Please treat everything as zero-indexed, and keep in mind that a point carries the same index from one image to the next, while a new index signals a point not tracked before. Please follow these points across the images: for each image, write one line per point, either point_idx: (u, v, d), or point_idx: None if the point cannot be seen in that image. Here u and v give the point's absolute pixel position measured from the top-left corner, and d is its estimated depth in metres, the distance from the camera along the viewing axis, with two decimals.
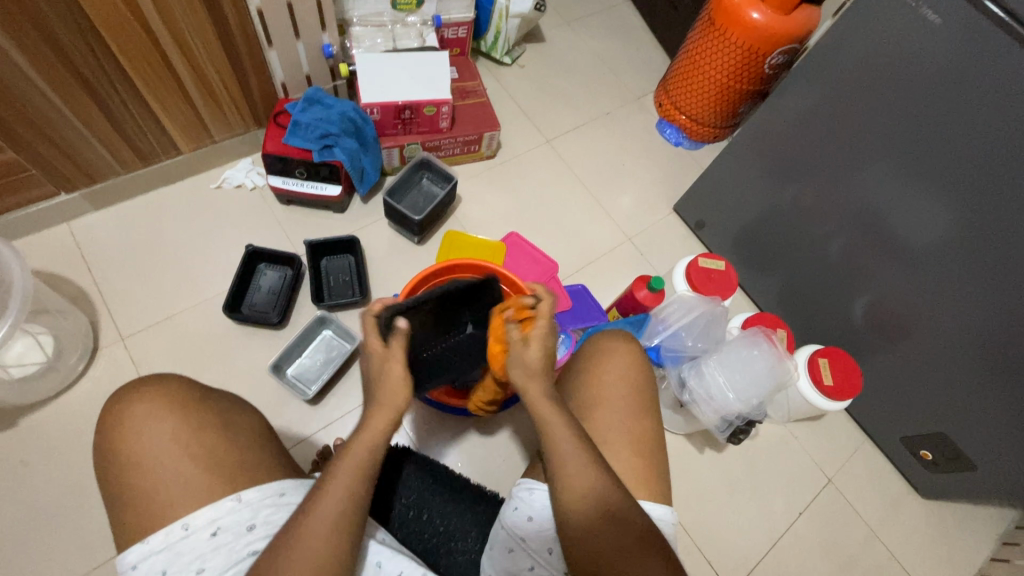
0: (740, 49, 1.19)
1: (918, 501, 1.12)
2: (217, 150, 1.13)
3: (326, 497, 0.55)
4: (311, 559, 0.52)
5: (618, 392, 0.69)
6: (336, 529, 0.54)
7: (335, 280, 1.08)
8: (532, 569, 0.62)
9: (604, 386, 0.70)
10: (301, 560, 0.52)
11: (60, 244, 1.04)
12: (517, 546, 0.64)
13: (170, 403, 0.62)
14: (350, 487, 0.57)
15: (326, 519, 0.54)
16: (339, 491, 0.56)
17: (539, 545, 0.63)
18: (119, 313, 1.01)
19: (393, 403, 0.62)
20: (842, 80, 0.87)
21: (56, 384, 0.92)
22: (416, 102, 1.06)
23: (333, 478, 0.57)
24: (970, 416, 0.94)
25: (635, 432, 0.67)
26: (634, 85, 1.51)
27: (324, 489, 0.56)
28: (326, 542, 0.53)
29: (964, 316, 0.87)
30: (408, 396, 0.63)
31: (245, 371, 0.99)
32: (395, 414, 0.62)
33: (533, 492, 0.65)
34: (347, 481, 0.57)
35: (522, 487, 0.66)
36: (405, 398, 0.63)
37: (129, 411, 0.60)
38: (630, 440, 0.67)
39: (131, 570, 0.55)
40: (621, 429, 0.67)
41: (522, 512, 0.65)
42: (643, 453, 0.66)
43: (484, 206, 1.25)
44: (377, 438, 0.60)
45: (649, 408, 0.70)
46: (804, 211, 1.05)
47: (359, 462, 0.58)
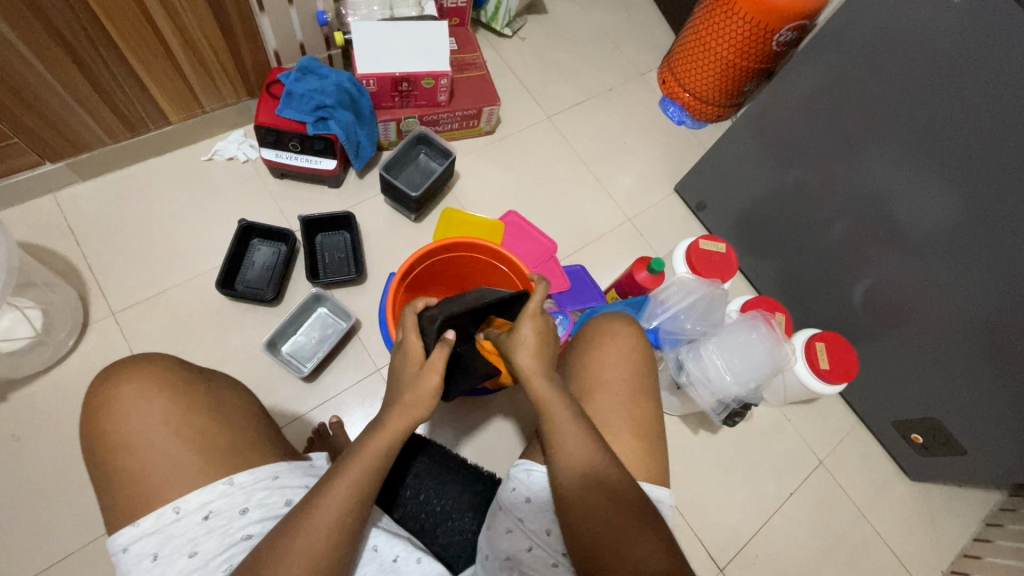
0: (748, 25, 1.15)
1: (906, 482, 1.14)
2: (207, 121, 1.10)
3: (337, 489, 0.55)
4: (312, 549, 0.52)
5: (617, 374, 0.69)
6: (338, 519, 0.54)
7: (330, 257, 1.06)
8: (529, 551, 0.63)
9: (604, 369, 0.69)
10: (302, 550, 0.51)
11: (46, 216, 1.02)
12: (514, 527, 0.64)
13: (160, 384, 0.60)
14: (362, 482, 0.56)
15: (333, 511, 0.54)
16: (349, 486, 0.56)
17: (537, 527, 0.63)
18: (109, 287, 0.99)
19: (416, 410, 0.62)
20: (855, 60, 0.84)
21: (46, 358, 0.91)
22: (414, 74, 1.03)
23: (345, 471, 0.56)
24: (963, 402, 0.94)
25: (635, 416, 0.67)
26: (637, 60, 1.47)
27: (332, 482, 0.56)
28: (331, 532, 0.53)
29: (963, 303, 0.87)
30: (434, 404, 0.63)
31: (239, 348, 0.98)
32: (415, 418, 0.62)
33: (530, 473, 0.65)
34: (357, 475, 0.56)
35: (520, 469, 0.67)
36: (427, 409, 0.63)
37: (119, 391, 0.59)
38: (630, 423, 0.66)
39: (122, 552, 0.54)
40: (621, 413, 0.67)
41: (520, 493, 0.65)
42: (640, 438, 0.66)
43: (482, 183, 1.22)
44: (391, 437, 0.60)
45: (647, 393, 0.69)
46: (807, 195, 1.04)
47: (372, 459, 0.58)
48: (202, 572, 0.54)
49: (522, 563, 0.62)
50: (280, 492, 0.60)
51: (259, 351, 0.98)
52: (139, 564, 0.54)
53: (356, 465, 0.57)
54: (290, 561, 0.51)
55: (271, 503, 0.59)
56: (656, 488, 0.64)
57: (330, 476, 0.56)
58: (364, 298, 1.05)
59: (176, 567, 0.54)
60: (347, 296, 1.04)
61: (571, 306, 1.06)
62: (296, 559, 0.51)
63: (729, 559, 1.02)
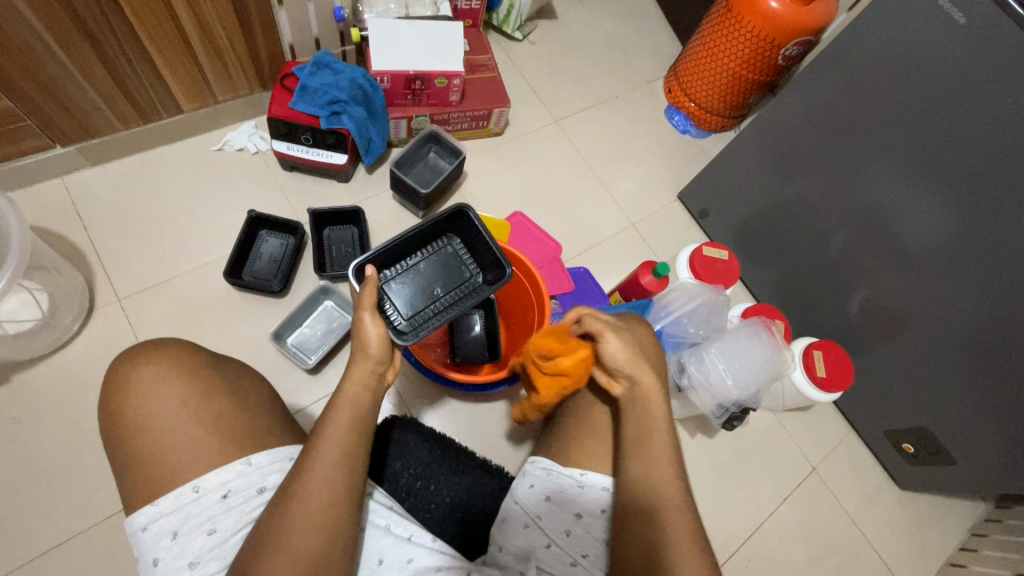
0: (755, 38, 1.18)
1: (895, 491, 1.16)
2: (220, 111, 1.10)
3: (321, 451, 0.56)
4: (311, 513, 0.54)
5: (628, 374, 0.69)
6: (331, 482, 0.55)
7: (337, 251, 1.06)
8: (548, 547, 0.64)
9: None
10: (297, 520, 0.53)
11: (54, 199, 1.01)
12: (532, 523, 0.66)
13: (179, 366, 0.61)
14: (347, 442, 0.58)
15: (324, 475, 0.55)
16: (332, 445, 0.57)
17: (556, 525, 0.65)
18: (115, 273, 0.99)
19: (370, 356, 0.61)
20: (859, 76, 0.87)
21: (50, 342, 0.91)
22: (428, 73, 1.04)
23: (324, 434, 0.57)
24: (954, 413, 0.97)
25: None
26: (644, 68, 1.49)
27: (320, 446, 0.57)
28: (326, 497, 0.55)
29: (956, 315, 0.89)
30: (385, 347, 0.62)
31: (244, 338, 0.98)
32: (374, 366, 0.61)
33: (548, 472, 0.68)
34: (342, 439, 0.57)
35: (537, 466, 0.69)
36: (380, 351, 0.62)
37: (138, 373, 0.59)
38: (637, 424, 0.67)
39: (141, 532, 0.55)
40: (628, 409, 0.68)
41: (538, 490, 0.68)
42: None
43: (489, 183, 1.24)
44: (361, 394, 0.60)
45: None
46: (808, 206, 1.06)
47: (351, 420, 0.59)
48: (221, 548, 0.56)
49: (540, 560, 0.64)
50: None
51: (265, 342, 0.98)
52: (159, 543, 0.55)
53: (340, 427, 0.58)
54: (289, 526, 0.53)
55: None
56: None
57: (317, 440, 0.57)
58: None
59: (195, 545, 0.56)
60: (353, 290, 1.05)
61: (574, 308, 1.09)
62: (297, 525, 0.53)
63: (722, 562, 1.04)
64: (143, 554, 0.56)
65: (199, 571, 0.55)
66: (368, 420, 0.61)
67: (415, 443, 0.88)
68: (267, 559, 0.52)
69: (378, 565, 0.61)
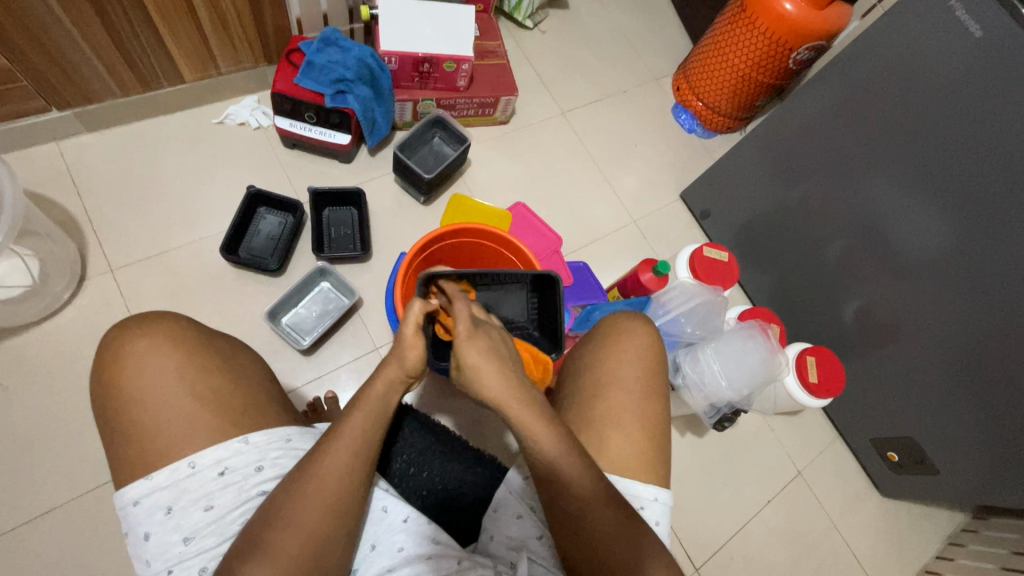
0: (767, 39, 1.17)
1: (877, 498, 1.18)
2: (223, 82, 1.08)
3: (341, 440, 0.57)
4: (323, 499, 0.54)
5: (633, 371, 0.68)
6: (345, 465, 0.56)
7: (336, 232, 1.05)
8: (541, 538, 0.64)
9: (621, 363, 0.69)
10: (308, 506, 0.53)
11: (48, 163, 0.99)
12: (527, 512, 0.66)
13: (175, 339, 0.60)
14: (366, 432, 0.58)
15: (342, 459, 0.56)
16: (352, 434, 0.57)
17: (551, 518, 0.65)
18: (109, 243, 0.97)
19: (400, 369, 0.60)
20: (871, 85, 0.87)
21: (40, 309, 0.89)
22: (437, 56, 1.02)
23: (347, 423, 0.58)
24: (940, 425, 0.98)
25: (646, 416, 0.67)
26: (653, 64, 1.48)
27: (340, 434, 0.57)
28: (340, 480, 0.55)
29: (949, 329, 0.90)
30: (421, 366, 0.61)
31: (239, 315, 0.97)
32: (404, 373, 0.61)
33: None
34: (362, 427, 0.58)
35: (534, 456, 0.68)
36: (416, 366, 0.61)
37: (134, 345, 0.58)
38: (639, 421, 0.66)
39: (134, 505, 0.55)
40: (630, 408, 0.66)
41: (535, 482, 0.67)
42: (645, 435, 0.66)
43: (492, 172, 1.23)
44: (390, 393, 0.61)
45: (662, 392, 0.69)
46: (809, 212, 1.06)
47: (375, 412, 0.59)
48: (217, 525, 0.56)
49: (530, 550, 0.64)
50: (293, 454, 0.61)
51: (260, 320, 0.97)
52: (152, 516, 0.55)
53: (360, 416, 0.58)
54: (301, 506, 0.53)
55: (284, 464, 0.60)
56: (662, 492, 0.64)
57: (336, 427, 0.58)
58: (368, 275, 1.05)
59: (190, 520, 0.55)
60: (351, 272, 1.04)
61: (572, 301, 1.07)
62: (309, 505, 0.53)
63: (705, 560, 1.05)
64: (134, 527, 0.55)
65: (194, 546, 0.55)
66: (387, 412, 0.61)
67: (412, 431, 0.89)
68: (265, 537, 0.52)
69: (370, 551, 0.61)
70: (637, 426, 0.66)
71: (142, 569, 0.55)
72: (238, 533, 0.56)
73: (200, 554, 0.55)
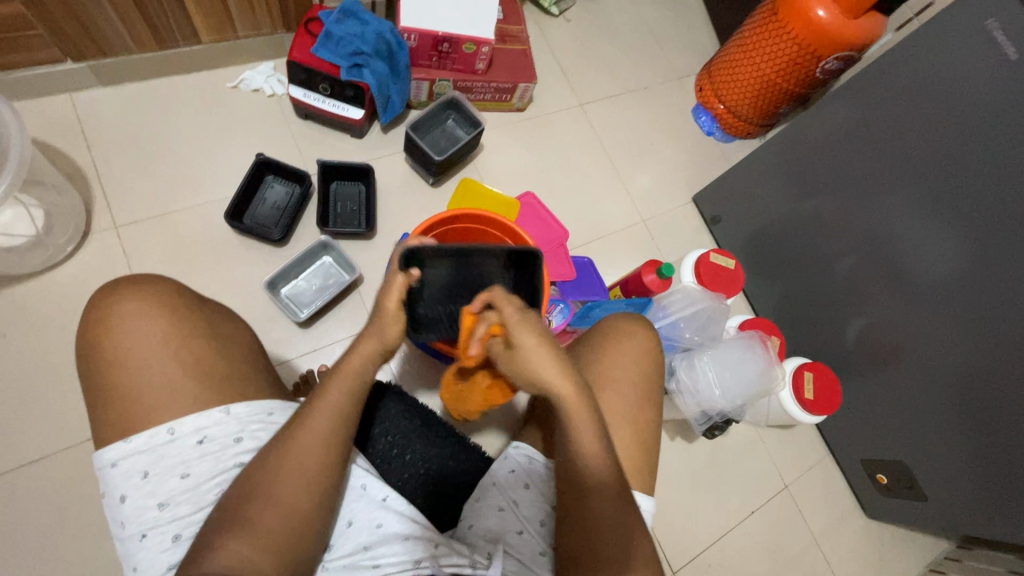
0: (797, 46, 1.15)
1: (862, 518, 1.18)
2: (239, 47, 1.07)
3: (316, 414, 0.57)
4: (302, 473, 0.55)
5: (628, 372, 0.68)
6: (324, 442, 0.56)
7: (342, 207, 1.04)
8: (520, 532, 0.64)
9: (614, 364, 0.69)
10: (286, 479, 0.54)
11: (60, 115, 0.99)
12: (509, 506, 0.66)
13: (152, 304, 0.60)
14: (341, 406, 0.58)
15: (319, 432, 0.56)
16: (328, 408, 0.58)
17: (533, 514, 0.66)
18: (115, 199, 0.97)
19: (382, 340, 0.61)
20: (900, 100, 0.84)
21: (43, 260, 0.89)
22: (457, 36, 1.01)
23: (323, 397, 0.58)
24: (932, 452, 0.97)
25: (637, 420, 0.66)
26: (677, 62, 1.45)
27: (315, 408, 0.57)
28: (317, 454, 0.56)
29: (952, 356, 0.89)
30: (400, 337, 0.63)
31: (238, 283, 0.97)
32: (380, 347, 0.61)
33: (531, 459, 0.71)
34: (337, 401, 0.58)
35: (519, 452, 0.72)
36: (395, 340, 0.62)
37: (111, 308, 0.58)
38: (632, 425, 0.66)
39: (111, 467, 0.55)
40: (625, 412, 0.66)
41: (519, 476, 0.69)
42: (636, 439, 0.66)
43: (504, 159, 1.21)
44: (367, 367, 0.61)
45: (653, 397, 0.69)
46: (820, 225, 1.04)
47: (351, 387, 0.60)
48: (193, 493, 0.56)
49: (507, 544, 0.62)
50: (273, 427, 0.62)
51: (259, 290, 0.97)
52: (128, 480, 0.55)
53: (334, 392, 0.59)
54: (278, 477, 0.54)
55: (264, 437, 0.61)
56: (647, 498, 0.64)
57: (312, 401, 0.58)
58: (371, 253, 1.04)
59: (166, 487, 0.56)
60: (353, 248, 1.03)
61: (574, 296, 1.06)
62: (284, 477, 0.54)
63: (682, 564, 1.05)
64: (110, 489, 0.56)
65: (168, 512, 0.55)
66: (365, 387, 0.61)
67: (394, 409, 0.89)
68: (243, 508, 0.52)
69: (348, 527, 0.61)
70: (631, 430, 0.66)
71: (117, 531, 0.56)
72: (213, 502, 0.57)
73: (174, 521, 0.55)
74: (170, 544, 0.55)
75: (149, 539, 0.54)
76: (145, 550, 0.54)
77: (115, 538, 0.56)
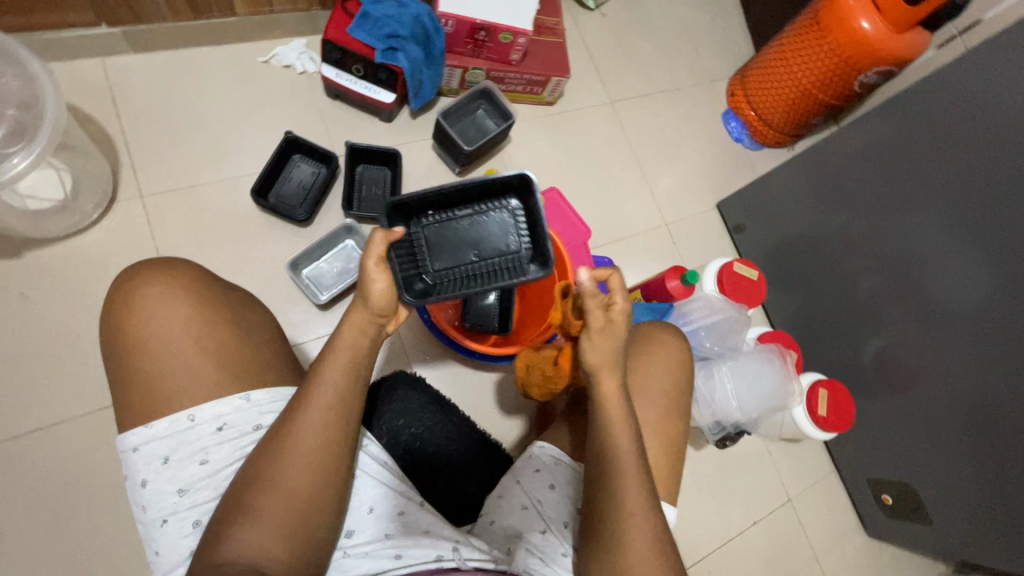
0: (837, 57, 1.13)
1: (862, 536, 1.18)
2: (273, 21, 1.06)
3: (316, 392, 0.56)
4: (305, 453, 0.54)
5: (660, 382, 0.68)
6: (341, 432, 0.56)
7: (367, 191, 1.03)
8: (544, 532, 0.64)
9: (647, 373, 0.69)
10: (291, 459, 0.54)
11: (91, 78, 0.98)
12: (532, 505, 0.66)
13: (176, 288, 0.60)
14: (342, 384, 0.57)
15: (320, 409, 0.55)
16: (328, 386, 0.57)
17: (556, 515, 0.66)
18: (142, 168, 0.97)
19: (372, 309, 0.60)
20: (950, 119, 0.83)
21: (69, 225, 0.89)
22: (494, 25, 0.99)
23: (322, 373, 0.57)
24: (941, 479, 0.97)
25: (667, 432, 0.67)
26: (710, 65, 1.43)
27: (314, 385, 0.56)
28: (318, 434, 0.55)
29: (971, 385, 0.88)
30: (389, 300, 0.60)
31: (259, 261, 0.97)
32: (372, 315, 0.60)
33: (557, 462, 0.71)
34: (337, 377, 0.57)
35: (545, 453, 0.71)
36: (383, 304, 0.60)
37: (136, 292, 0.58)
38: (661, 436, 0.67)
39: (133, 451, 0.56)
40: (656, 422, 0.67)
41: (544, 476, 0.69)
42: (664, 449, 0.66)
43: (531, 153, 1.20)
44: (360, 339, 0.60)
45: (680, 410, 0.69)
46: (846, 242, 1.03)
47: (350, 363, 0.59)
48: (213, 479, 0.56)
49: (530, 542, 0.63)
50: None
51: (280, 270, 0.97)
52: (149, 465, 0.55)
53: (333, 369, 0.58)
54: (280, 457, 0.54)
55: None
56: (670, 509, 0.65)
57: (312, 377, 0.57)
58: None
59: (186, 473, 0.56)
60: None
61: None
62: (289, 457, 0.54)
63: None
64: (132, 473, 0.56)
65: (188, 498, 0.56)
66: (363, 363, 0.60)
67: (418, 401, 0.91)
68: (262, 494, 0.53)
69: (367, 513, 0.60)
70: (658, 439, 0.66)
71: (140, 514, 0.56)
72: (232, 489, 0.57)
73: (193, 508, 0.56)
74: (191, 530, 0.55)
75: (170, 525, 0.55)
76: (166, 536, 0.55)
77: (138, 522, 0.57)
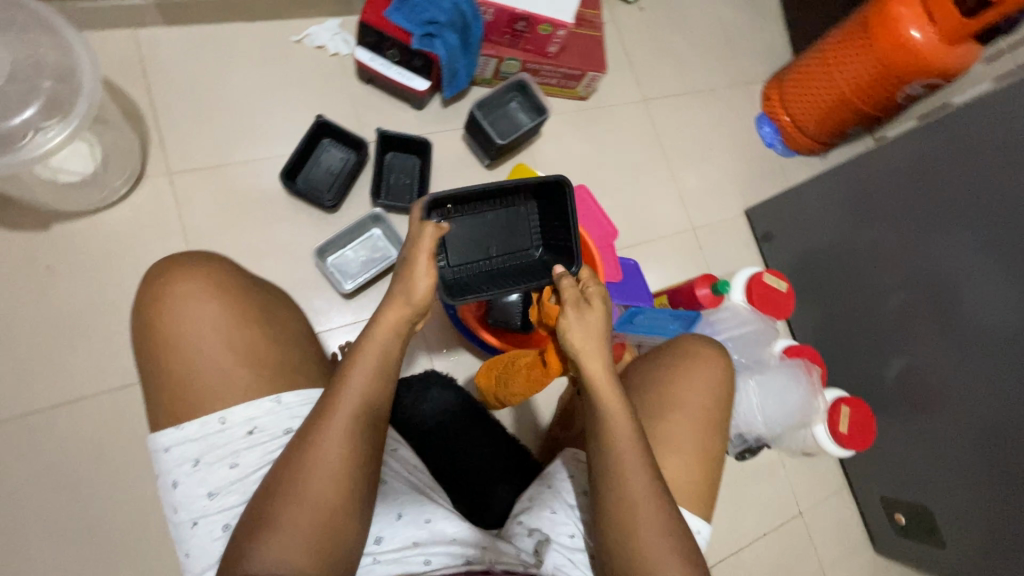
0: (883, 67, 1.09)
1: (870, 553, 1.18)
2: None
3: (343, 394, 0.56)
4: (329, 455, 0.53)
5: (693, 399, 0.67)
6: (366, 436, 0.56)
7: (395, 180, 1.02)
8: (572, 537, 0.64)
9: (682, 389, 0.67)
10: (315, 461, 0.53)
11: (122, 48, 0.96)
12: (562, 509, 0.66)
13: (206, 285, 0.59)
14: (367, 387, 0.57)
15: (346, 412, 0.55)
16: (355, 389, 0.56)
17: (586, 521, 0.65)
18: (170, 144, 0.95)
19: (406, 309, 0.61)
20: (1007, 141, 0.80)
21: (96, 199, 0.88)
22: (535, 16, 0.96)
23: (350, 375, 0.57)
24: (959, 505, 0.95)
25: (702, 449, 0.65)
26: (747, 66, 1.39)
27: (342, 387, 0.56)
28: (344, 438, 0.54)
29: (1000, 415, 0.86)
30: (427, 298, 0.63)
31: (284, 246, 0.96)
32: (406, 312, 0.61)
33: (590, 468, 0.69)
34: (364, 380, 0.57)
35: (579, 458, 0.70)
36: (420, 300, 0.62)
37: (166, 288, 0.58)
38: (696, 453, 0.65)
39: (165, 453, 0.55)
40: (691, 438, 0.65)
41: (577, 482, 0.68)
42: (697, 466, 0.65)
43: (561, 149, 1.18)
44: (391, 342, 0.60)
45: (714, 427, 0.67)
46: (878, 259, 1.01)
47: (377, 367, 0.58)
48: (242, 483, 0.56)
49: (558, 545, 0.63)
50: None
51: (304, 256, 0.96)
52: (180, 467, 0.55)
53: (360, 372, 0.57)
54: (305, 457, 0.53)
55: None
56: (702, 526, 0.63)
57: (340, 379, 0.57)
58: None
59: (216, 476, 0.56)
60: (402, 224, 1.01)
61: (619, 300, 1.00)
62: (314, 458, 0.53)
63: None
64: (164, 475, 0.56)
65: (218, 502, 0.55)
66: (390, 366, 0.60)
67: (449, 400, 0.91)
68: (292, 493, 0.52)
69: (395, 520, 0.59)
70: (688, 456, 0.65)
71: (171, 516, 0.56)
72: None
73: (222, 511, 0.55)
74: (220, 533, 0.55)
75: (200, 528, 0.54)
76: (196, 538, 0.54)
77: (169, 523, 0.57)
